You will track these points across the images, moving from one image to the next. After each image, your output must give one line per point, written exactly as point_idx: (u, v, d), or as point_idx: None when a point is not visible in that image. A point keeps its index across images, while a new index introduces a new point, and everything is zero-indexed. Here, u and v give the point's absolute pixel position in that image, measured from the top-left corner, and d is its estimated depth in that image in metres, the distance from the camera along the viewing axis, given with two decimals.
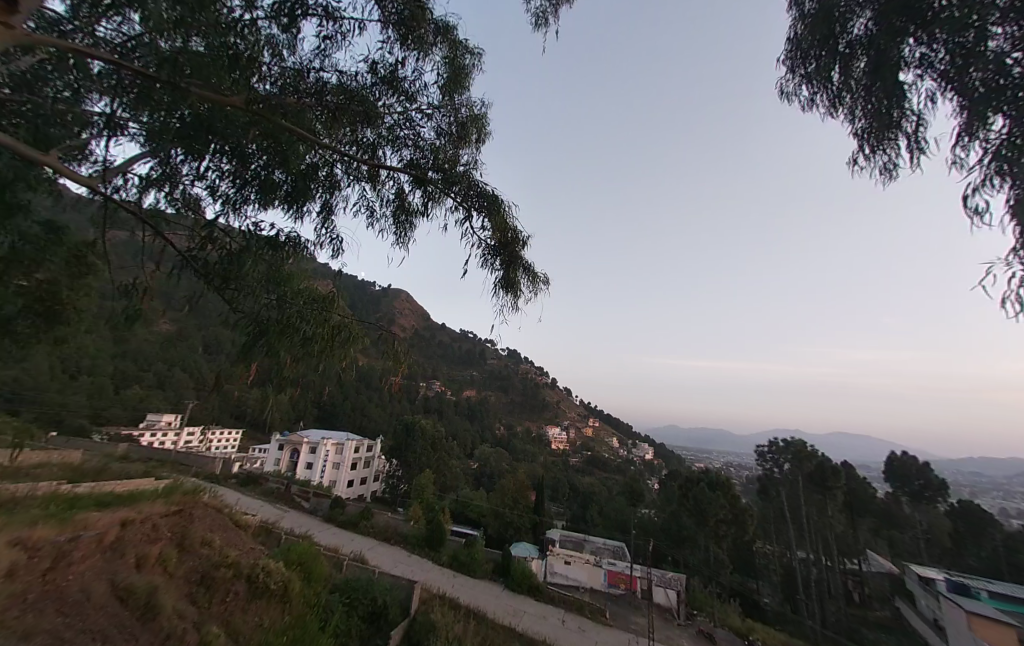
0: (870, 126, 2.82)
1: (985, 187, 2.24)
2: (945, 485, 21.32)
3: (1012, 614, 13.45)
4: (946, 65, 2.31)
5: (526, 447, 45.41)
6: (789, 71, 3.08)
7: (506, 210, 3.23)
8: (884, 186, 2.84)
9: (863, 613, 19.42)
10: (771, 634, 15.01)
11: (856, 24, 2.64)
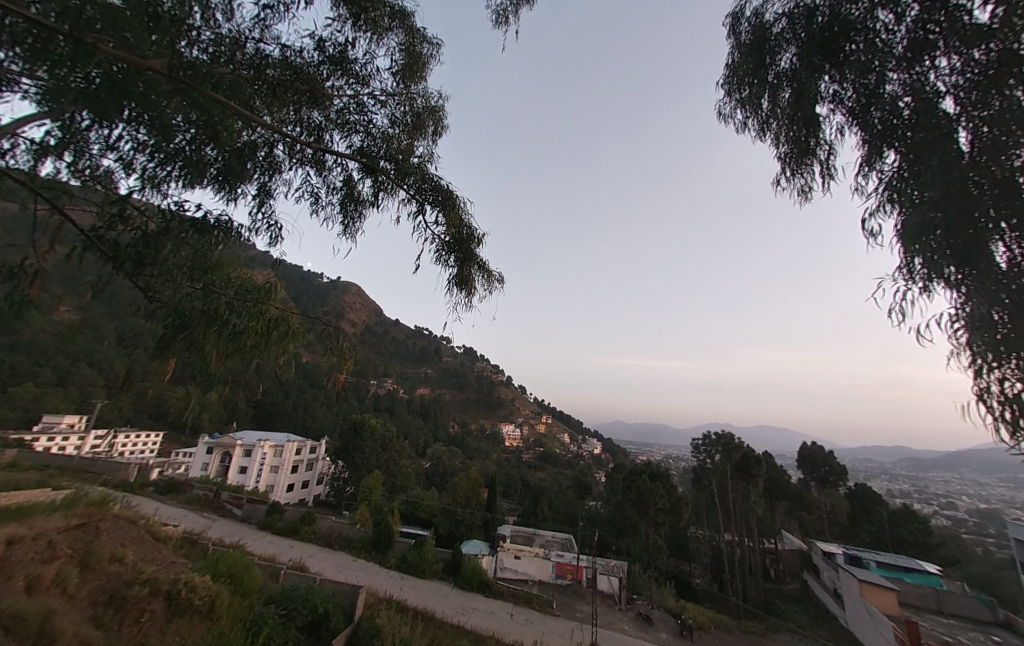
0: (791, 152, 3.10)
1: (880, 211, 2.52)
2: (845, 470, 24.22)
3: (895, 581, 15.58)
4: (848, 103, 2.63)
5: (478, 444, 45.34)
6: (726, 95, 3.34)
7: (462, 207, 3.17)
8: (801, 207, 3.14)
9: (777, 587, 21.60)
10: (702, 613, 16.17)
11: (782, 57, 2.93)
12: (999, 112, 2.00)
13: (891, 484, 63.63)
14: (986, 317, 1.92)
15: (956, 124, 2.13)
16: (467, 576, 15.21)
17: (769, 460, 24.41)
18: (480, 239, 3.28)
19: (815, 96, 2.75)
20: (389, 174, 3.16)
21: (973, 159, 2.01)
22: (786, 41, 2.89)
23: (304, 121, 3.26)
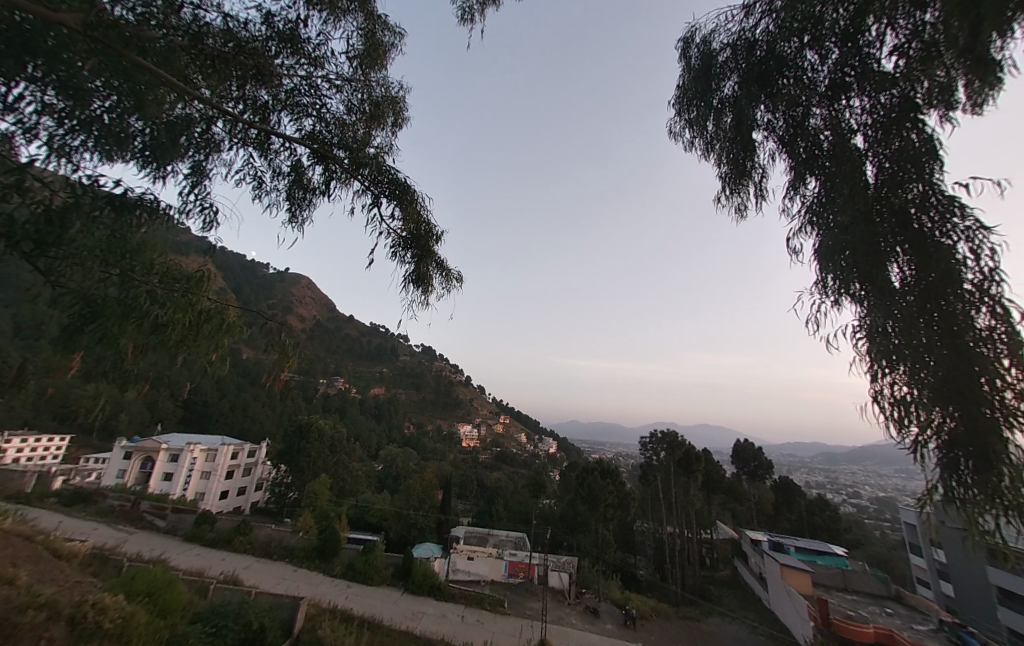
0: (731, 172, 3.38)
1: (803, 230, 2.80)
2: (771, 464, 26.20)
3: (811, 564, 17.31)
4: (779, 132, 2.91)
5: (434, 445, 44.57)
6: (676, 114, 3.57)
7: (421, 203, 3.12)
8: (738, 223, 3.41)
9: (711, 574, 23.25)
10: (645, 603, 16.97)
11: (725, 84, 3.18)
12: (897, 151, 2.31)
13: (811, 476, 70.49)
14: (881, 329, 2.21)
15: (864, 158, 2.43)
16: (418, 580, 14.88)
17: (708, 456, 26.12)
18: (439, 237, 3.24)
19: (751, 123, 3.02)
20: (344, 163, 3.03)
21: (876, 190, 2.30)
22: (727, 70, 3.15)
23: (248, 99, 3.04)
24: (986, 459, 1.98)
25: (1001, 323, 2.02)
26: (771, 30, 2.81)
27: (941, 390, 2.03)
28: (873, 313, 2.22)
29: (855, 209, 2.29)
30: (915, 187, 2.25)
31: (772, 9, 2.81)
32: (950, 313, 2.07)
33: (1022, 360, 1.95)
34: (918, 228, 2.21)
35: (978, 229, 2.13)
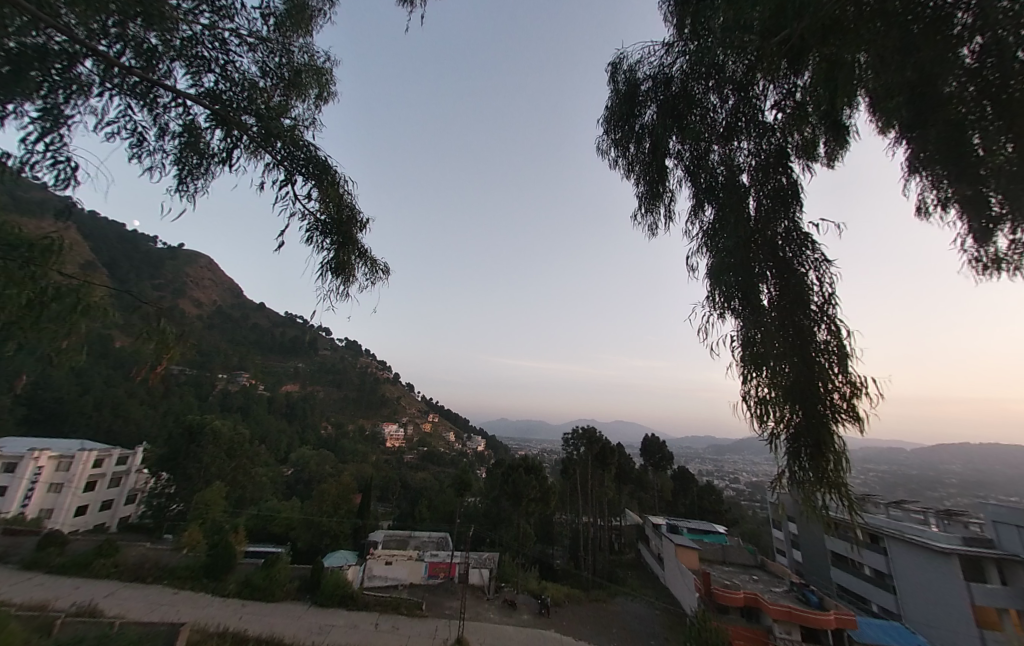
0: (646, 192, 3.77)
1: (699, 250, 3.24)
2: (671, 456, 28.74)
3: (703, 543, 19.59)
4: (687, 161, 3.39)
5: (353, 446, 42.01)
6: (604, 133, 3.93)
7: (343, 187, 2.95)
8: (650, 240, 3.81)
9: (619, 558, 25.21)
10: (559, 590, 17.79)
11: (646, 113, 3.59)
12: (772, 190, 2.88)
13: (708, 466, 79.33)
14: (753, 339, 2.67)
15: (748, 193, 2.96)
16: (328, 590, 13.95)
17: (621, 450, 28.17)
18: (363, 226, 3.10)
19: (665, 151, 3.46)
20: (253, 133, 2.71)
21: (753, 219, 2.83)
22: (648, 100, 3.60)
23: (127, 40, 2.48)
24: (819, 448, 2.51)
25: (836, 338, 2.59)
26: (684, 70, 3.30)
27: (791, 389, 2.53)
28: (747, 325, 2.69)
29: (737, 235, 2.77)
30: (780, 221, 2.84)
31: (686, 54, 3.34)
32: (801, 328, 2.59)
33: (845, 368, 2.52)
34: (782, 257, 2.74)
35: (823, 261, 2.71)
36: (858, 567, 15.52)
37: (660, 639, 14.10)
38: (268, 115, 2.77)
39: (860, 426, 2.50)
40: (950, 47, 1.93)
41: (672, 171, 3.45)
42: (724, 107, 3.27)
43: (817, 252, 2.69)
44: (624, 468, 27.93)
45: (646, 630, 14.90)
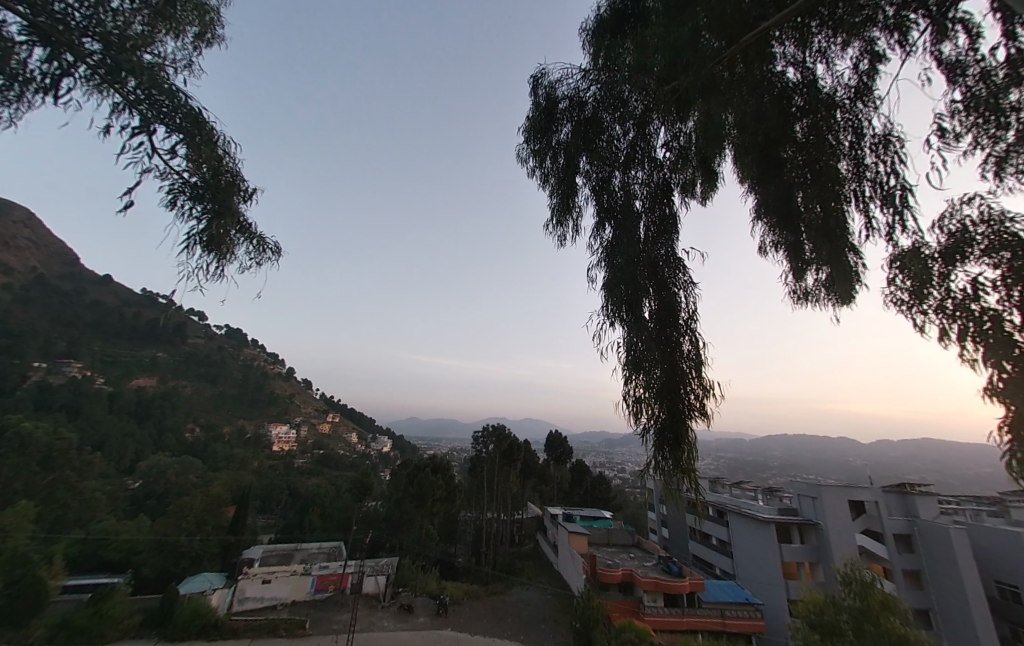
0: (558, 204, 4.12)
1: (595, 264, 3.65)
2: (571, 450, 30.71)
3: (592, 529, 21.44)
4: (593, 181, 3.91)
5: (231, 451, 36.92)
6: (523, 142, 4.25)
7: (226, 150, 2.37)
8: (558, 249, 4.17)
9: (518, 550, 26.34)
10: (458, 588, 17.92)
11: (561, 131, 4.05)
12: (657, 218, 3.55)
13: (602, 459, 86.51)
14: (634, 347, 3.13)
15: (639, 217, 3.59)
16: (183, 622, 12.12)
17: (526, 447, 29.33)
18: (248, 199, 2.52)
19: (576, 168, 3.93)
20: (93, 62, 2.01)
21: (642, 239, 3.38)
22: (564, 118, 4.05)
23: None
24: (676, 442, 3.05)
25: (695, 349, 3.16)
26: (596, 100, 3.91)
27: (660, 388, 3.04)
28: (631, 332, 3.15)
29: (629, 251, 3.26)
30: (660, 246, 3.45)
31: (597, 86, 3.92)
32: (670, 338, 3.13)
33: (699, 374, 3.10)
34: (661, 276, 3.30)
35: (689, 284, 3.33)
36: (708, 539, 18.55)
37: (550, 622, 15.10)
38: (119, 41, 2.05)
39: (707, 422, 3.10)
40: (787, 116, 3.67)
41: (581, 187, 3.91)
42: (625, 138, 3.92)
43: (687, 275, 3.30)
44: (528, 464, 29.18)
45: (538, 615, 15.84)
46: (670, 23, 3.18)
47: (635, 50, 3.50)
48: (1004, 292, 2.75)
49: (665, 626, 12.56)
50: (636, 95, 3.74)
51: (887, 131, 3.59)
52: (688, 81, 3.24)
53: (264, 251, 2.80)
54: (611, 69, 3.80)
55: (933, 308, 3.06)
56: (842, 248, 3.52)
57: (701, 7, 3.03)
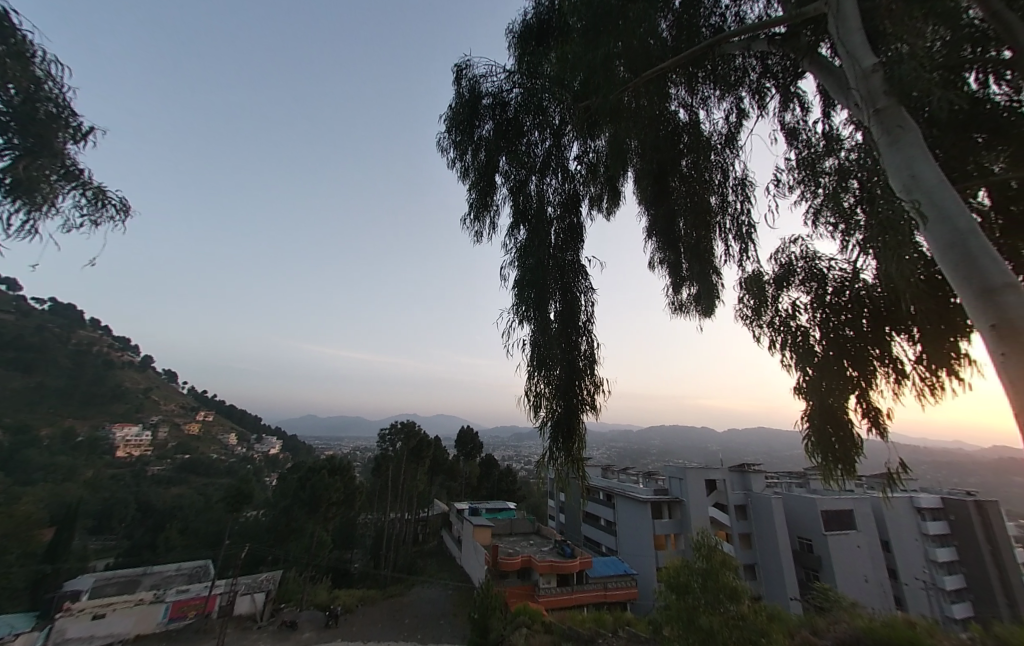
0: (476, 200, 4.17)
1: (509, 264, 3.80)
2: (481, 445, 31.14)
3: (497, 520, 22.02)
4: (511, 182, 4.05)
5: (60, 460, 29.75)
6: (444, 131, 4.23)
7: (46, 71, 2.01)
8: (473, 245, 4.26)
9: (421, 548, 25.96)
10: (352, 596, 17.01)
11: (482, 127, 4.13)
12: (566, 226, 3.89)
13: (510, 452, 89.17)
14: (538, 347, 3.35)
15: (550, 224, 3.86)
16: None
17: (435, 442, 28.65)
18: (77, 140, 2.15)
19: (496, 167, 4.04)
20: None
21: (552, 245, 3.66)
22: (486, 115, 4.14)
23: None
24: (570, 435, 3.38)
25: (591, 349, 3.54)
26: (517, 102, 4.09)
27: (560, 384, 3.32)
28: (537, 332, 3.36)
29: (539, 255, 3.48)
30: (567, 252, 3.78)
31: (519, 90, 4.07)
32: (571, 338, 3.44)
33: (593, 372, 3.47)
34: (566, 281, 3.62)
35: (590, 289, 3.68)
36: (598, 520, 20.50)
37: (449, 617, 15.25)
38: None
39: (597, 415, 3.49)
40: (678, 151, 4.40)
41: (500, 186, 4.03)
42: (542, 145, 4.16)
43: (588, 281, 3.65)
44: (437, 460, 28.83)
45: (437, 611, 15.89)
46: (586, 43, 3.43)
47: (557, 62, 3.77)
48: (809, 317, 3.77)
49: (555, 605, 13.52)
50: (555, 107, 4.02)
51: (746, 175, 4.44)
52: (600, 101, 3.61)
53: (104, 205, 2.43)
54: (533, 76, 4.00)
55: (764, 323, 4.02)
56: (709, 269, 4.35)
57: (617, 39, 3.42)
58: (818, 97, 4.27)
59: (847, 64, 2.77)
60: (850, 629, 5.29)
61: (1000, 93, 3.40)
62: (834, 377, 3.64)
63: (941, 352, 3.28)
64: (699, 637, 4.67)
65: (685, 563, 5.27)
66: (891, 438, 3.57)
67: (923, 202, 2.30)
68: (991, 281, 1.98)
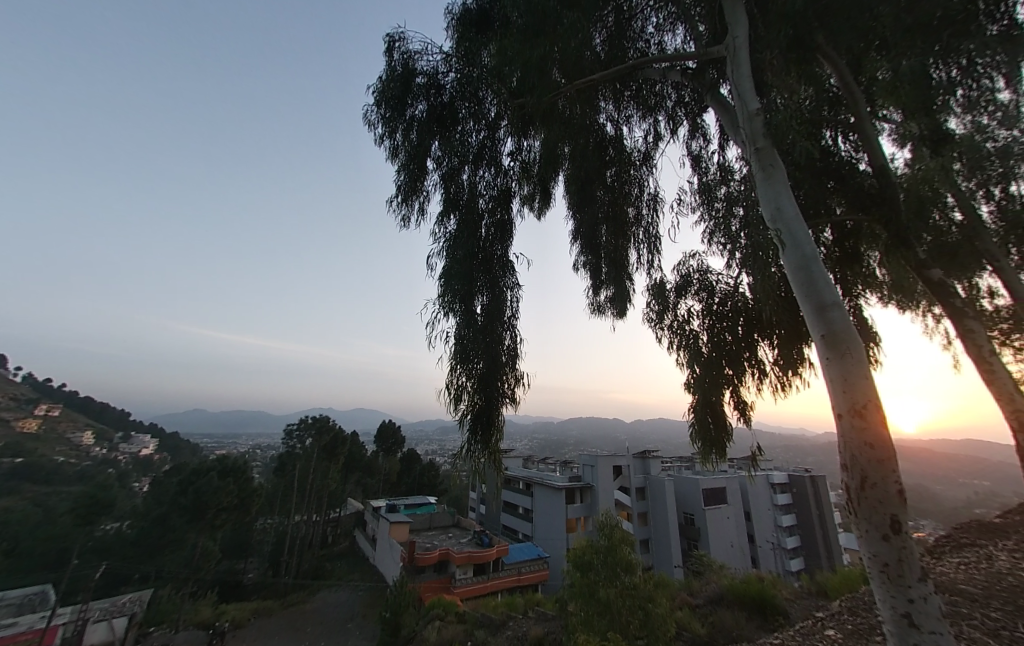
0: (403, 182, 4.05)
1: (437, 254, 3.78)
2: (402, 440, 30.39)
3: (415, 516, 21.58)
4: (443, 170, 4.02)
5: None
6: (372, 105, 4.04)
7: None
8: (399, 230, 4.15)
9: (329, 551, 24.54)
10: (243, 609, 15.43)
11: (414, 107, 4.03)
12: (495, 222, 3.99)
13: (433, 446, 87.86)
14: (460, 340, 3.38)
15: (480, 218, 3.91)
16: None
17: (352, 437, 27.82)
18: None
19: (426, 152, 3.97)
20: None
21: (482, 240, 3.73)
22: (419, 96, 4.04)
23: None
24: (488, 425, 3.51)
25: (512, 344, 3.69)
26: (452, 88, 4.06)
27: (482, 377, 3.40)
28: (461, 325, 3.40)
29: (468, 247, 3.50)
30: (496, 247, 3.88)
31: (455, 75, 4.03)
32: (494, 333, 3.56)
33: (514, 366, 3.64)
34: (492, 276, 3.71)
35: (516, 286, 3.83)
36: (516, 508, 21.25)
37: (356, 620, 14.66)
38: None
39: (515, 407, 3.66)
40: (602, 161, 4.75)
41: (430, 173, 3.96)
42: (476, 136, 4.18)
43: (515, 278, 3.79)
44: (353, 457, 27.64)
45: (344, 615, 15.20)
46: (524, 41, 3.50)
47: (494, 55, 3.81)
48: (700, 322, 4.33)
49: (470, 594, 13.77)
50: (490, 100, 4.07)
51: (659, 192, 4.92)
52: (534, 101, 3.72)
53: None
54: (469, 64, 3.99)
55: (665, 326, 4.54)
56: (622, 273, 4.78)
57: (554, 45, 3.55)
58: (719, 131, 4.88)
59: (738, 103, 3.20)
60: (717, 588, 6.24)
61: (843, 149, 4.23)
62: (715, 375, 4.24)
63: (791, 355, 4.01)
64: (598, 608, 5.11)
65: (589, 543, 5.76)
66: (753, 426, 4.27)
67: (785, 228, 2.72)
68: (826, 298, 2.46)
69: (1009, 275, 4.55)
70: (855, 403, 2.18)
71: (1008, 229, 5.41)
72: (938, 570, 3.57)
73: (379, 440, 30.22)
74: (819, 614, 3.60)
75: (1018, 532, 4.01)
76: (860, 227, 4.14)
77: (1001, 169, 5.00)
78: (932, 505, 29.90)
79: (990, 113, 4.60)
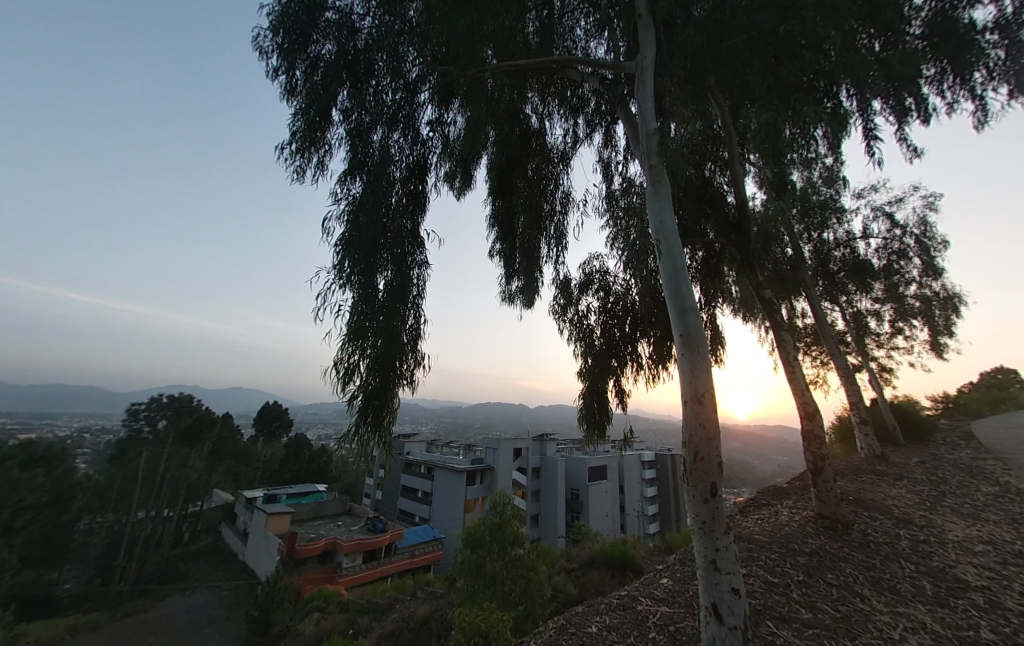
0: (302, 127, 3.62)
1: (337, 215, 3.46)
2: (288, 422, 27.82)
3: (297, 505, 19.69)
4: (350, 124, 3.71)
5: None
6: (267, 29, 3.55)
7: None
8: (291, 183, 3.73)
9: (184, 550, 21.37)
10: (55, 628, 12.57)
11: (320, 47, 3.69)
12: (409, 192, 3.84)
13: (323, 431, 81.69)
14: (357, 317, 3.20)
15: (393, 187, 3.69)
16: None
17: (222, 418, 24.32)
18: None
19: (332, 103, 3.63)
20: None
21: (391, 208, 3.54)
22: (326, 34, 3.66)
23: None
24: (383, 403, 3.41)
25: (416, 322, 3.67)
26: (368, 34, 3.75)
27: (377, 358, 3.26)
28: (358, 300, 3.24)
29: (371, 215, 3.27)
30: (406, 220, 3.74)
31: (372, 21, 3.69)
32: (396, 313, 3.45)
33: (415, 346, 3.63)
34: (401, 251, 3.60)
35: (423, 263, 3.78)
36: (414, 492, 20.99)
37: (215, 624, 13.11)
38: None
39: (412, 390, 3.64)
40: (520, 149, 4.86)
41: (334, 125, 3.63)
42: (392, 95, 3.91)
43: (423, 256, 3.76)
44: (223, 442, 24.52)
45: (200, 620, 13.45)
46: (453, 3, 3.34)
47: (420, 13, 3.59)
48: (595, 318, 4.76)
49: (356, 582, 13.39)
50: (412, 58, 3.84)
51: (572, 192, 5.19)
52: (457, 71, 3.66)
53: None
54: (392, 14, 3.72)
55: (566, 319, 4.92)
56: (533, 265, 5.00)
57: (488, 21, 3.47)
58: (628, 144, 5.33)
59: (639, 119, 3.49)
60: (590, 554, 7.02)
61: (720, 182, 4.96)
62: (602, 366, 4.73)
63: (661, 353, 4.66)
64: (484, 581, 5.41)
65: (482, 520, 6.04)
66: (628, 410, 4.90)
67: (667, 234, 3.12)
68: (685, 302, 2.90)
69: (815, 300, 5.90)
70: (697, 392, 2.65)
71: (818, 264, 7.01)
72: (743, 524, 4.56)
73: (258, 422, 27.33)
74: (662, 567, 4.31)
75: (796, 494, 5.33)
76: (724, 250, 4.92)
77: (821, 217, 6.55)
78: (750, 476, 37.77)
79: (819, 174, 5.87)
